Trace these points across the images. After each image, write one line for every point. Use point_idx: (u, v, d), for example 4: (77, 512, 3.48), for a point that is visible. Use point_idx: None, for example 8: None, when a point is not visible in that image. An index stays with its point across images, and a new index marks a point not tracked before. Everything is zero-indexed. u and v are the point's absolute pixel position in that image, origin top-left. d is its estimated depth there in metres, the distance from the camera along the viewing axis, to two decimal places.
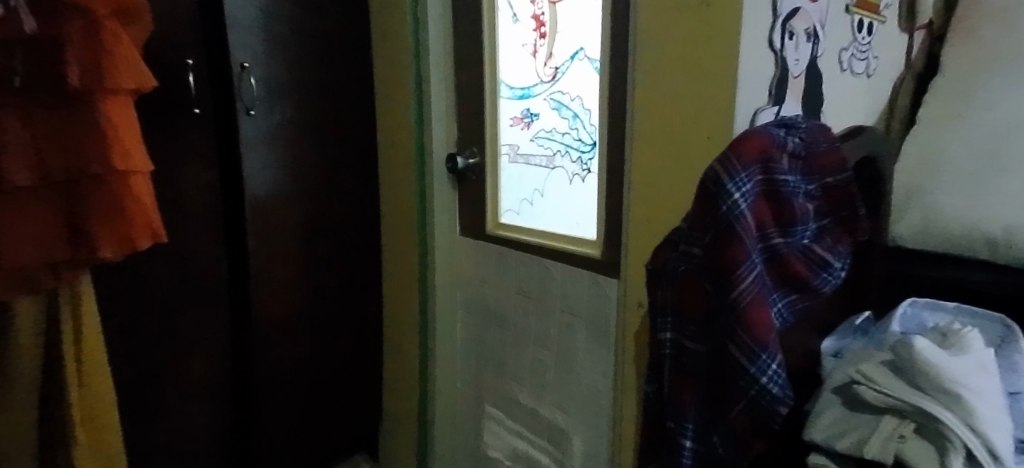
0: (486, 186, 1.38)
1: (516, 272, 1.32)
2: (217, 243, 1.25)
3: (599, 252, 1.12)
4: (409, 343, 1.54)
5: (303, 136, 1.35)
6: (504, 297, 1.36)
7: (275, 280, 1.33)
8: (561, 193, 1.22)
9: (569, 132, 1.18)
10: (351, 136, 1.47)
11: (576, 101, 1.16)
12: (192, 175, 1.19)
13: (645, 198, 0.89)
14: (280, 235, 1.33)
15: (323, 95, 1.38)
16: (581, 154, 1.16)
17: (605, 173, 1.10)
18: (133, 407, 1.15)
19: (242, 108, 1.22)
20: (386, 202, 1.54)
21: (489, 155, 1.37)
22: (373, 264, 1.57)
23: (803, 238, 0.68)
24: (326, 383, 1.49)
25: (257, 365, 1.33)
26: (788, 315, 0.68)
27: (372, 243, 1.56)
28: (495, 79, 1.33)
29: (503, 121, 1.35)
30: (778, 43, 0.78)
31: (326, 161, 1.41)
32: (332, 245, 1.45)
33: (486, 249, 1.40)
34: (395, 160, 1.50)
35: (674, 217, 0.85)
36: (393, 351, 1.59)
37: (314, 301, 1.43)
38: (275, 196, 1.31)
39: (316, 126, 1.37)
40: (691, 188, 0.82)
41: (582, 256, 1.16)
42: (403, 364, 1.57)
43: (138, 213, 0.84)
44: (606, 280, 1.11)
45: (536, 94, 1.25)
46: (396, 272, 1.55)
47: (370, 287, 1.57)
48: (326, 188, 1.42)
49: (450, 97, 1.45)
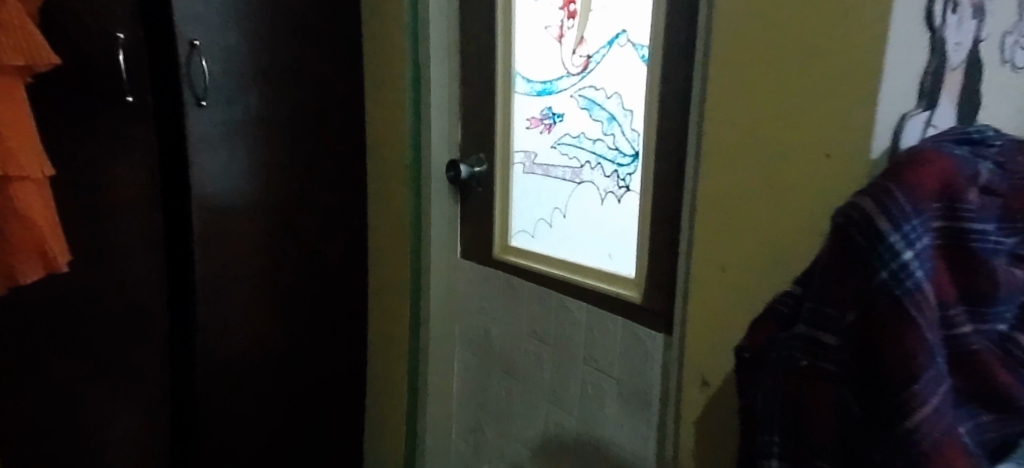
0: (495, 202, 1.15)
1: (528, 308, 1.08)
2: (157, 259, 1.05)
3: (641, 296, 0.86)
4: (398, 383, 1.30)
5: (273, 134, 1.11)
6: (514, 337, 1.12)
7: (231, 306, 1.11)
8: (589, 217, 0.97)
9: (601, 140, 0.93)
10: (334, 135, 1.22)
11: (614, 99, 0.90)
12: (125, 176, 1.00)
13: (717, 241, 0.63)
14: (237, 253, 1.10)
15: (296, 84, 1.14)
16: (618, 167, 0.91)
17: (646, 193, 0.84)
18: (30, 444, 0.97)
19: (191, 97, 1.00)
20: (378, 215, 1.30)
21: (499, 164, 1.13)
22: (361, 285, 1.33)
23: (1002, 323, 0.42)
24: (293, 425, 1.26)
25: (203, 407, 1.11)
26: (982, 449, 0.42)
27: (359, 261, 1.32)
28: (509, 70, 1.09)
29: (518, 121, 1.10)
30: (938, 17, 0.52)
31: (301, 164, 1.17)
32: (306, 264, 1.22)
33: (495, 278, 1.17)
34: (386, 166, 1.26)
35: (775, 277, 0.57)
36: (378, 388, 1.36)
37: (282, 329, 1.20)
38: (234, 207, 1.08)
39: (288, 122, 1.13)
40: (812, 240, 0.54)
41: (616, 298, 0.90)
42: (389, 404, 1.33)
43: (25, 231, 0.72)
44: (647, 334, 0.85)
45: (561, 89, 1.00)
46: (384, 297, 1.31)
47: (354, 312, 1.33)
48: (300, 196, 1.18)
49: (454, 91, 1.20)
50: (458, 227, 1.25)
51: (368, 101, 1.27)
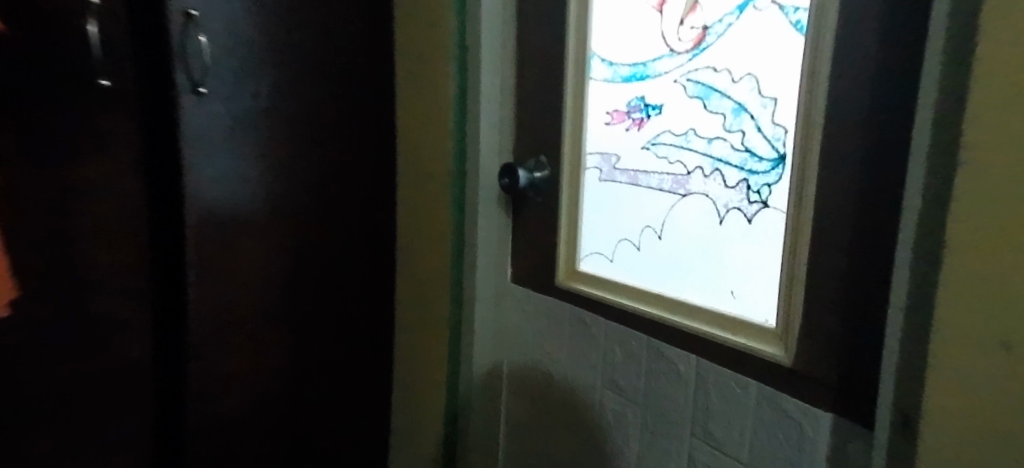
0: (562, 218, 0.92)
1: (608, 356, 0.85)
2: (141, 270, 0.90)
3: (793, 359, 0.62)
4: (430, 417, 1.13)
5: (283, 128, 0.96)
6: (588, 392, 0.89)
7: (239, 327, 0.96)
8: (699, 242, 0.74)
9: (724, 139, 0.70)
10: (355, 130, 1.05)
11: (745, 82, 0.67)
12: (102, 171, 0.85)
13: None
14: (243, 268, 0.95)
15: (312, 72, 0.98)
16: (749, 175, 0.67)
17: (795, 210, 0.62)
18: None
19: (188, 83, 0.85)
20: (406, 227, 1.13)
21: (566, 171, 0.90)
22: (379, 304, 1.16)
23: None
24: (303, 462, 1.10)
25: (194, 444, 0.95)
26: None
27: (381, 278, 1.15)
28: (584, 51, 0.86)
29: (595, 115, 0.87)
30: None
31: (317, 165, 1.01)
32: (320, 281, 1.05)
33: (556, 315, 0.94)
34: (425, 169, 1.07)
35: None
36: (407, 422, 1.18)
37: (294, 355, 1.05)
38: (242, 215, 0.94)
39: (300, 116, 0.98)
40: None
41: (751, 356, 0.66)
42: (421, 442, 1.16)
43: None
44: (808, 417, 0.61)
45: (661, 72, 0.77)
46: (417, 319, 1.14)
47: (375, 336, 1.16)
48: (309, 203, 1.01)
49: (510, 79, 0.99)
50: (508, 244, 1.03)
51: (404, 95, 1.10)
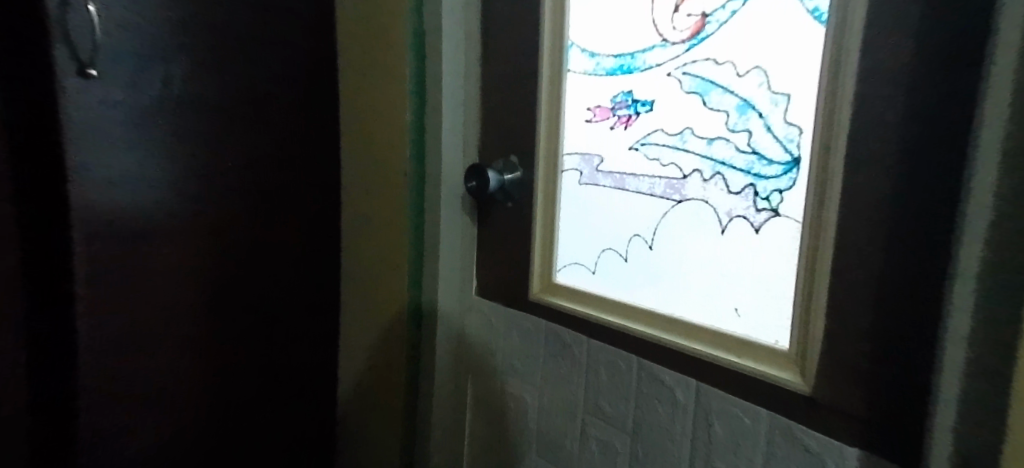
0: (536, 225, 0.83)
1: (590, 379, 0.77)
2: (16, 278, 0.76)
3: (813, 389, 0.55)
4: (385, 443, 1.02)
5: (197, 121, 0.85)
6: (566, 418, 0.81)
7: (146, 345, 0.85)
8: (697, 254, 0.66)
9: (728, 140, 0.63)
10: (280, 130, 0.95)
11: (752, 77, 0.60)
12: None
13: None
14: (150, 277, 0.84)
15: (236, 66, 0.88)
16: (756, 180, 0.61)
17: (814, 220, 0.55)
18: None
19: (74, 63, 0.73)
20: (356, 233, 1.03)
21: (541, 173, 0.81)
22: (321, 319, 1.06)
23: None
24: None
25: None
26: None
27: (322, 289, 1.05)
28: (561, 40, 0.77)
29: (574, 112, 0.78)
30: None
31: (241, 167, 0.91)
32: (243, 296, 0.95)
33: (528, 332, 0.85)
34: (383, 169, 0.97)
35: None
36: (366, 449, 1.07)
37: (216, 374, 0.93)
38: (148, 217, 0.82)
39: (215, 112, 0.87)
40: None
41: (764, 383, 0.59)
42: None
43: None
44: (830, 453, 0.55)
45: (652, 65, 0.69)
46: (371, 334, 1.04)
47: (316, 353, 1.06)
48: (228, 209, 0.91)
49: (477, 71, 0.89)
50: (473, 253, 0.94)
51: (353, 92, 1.00)
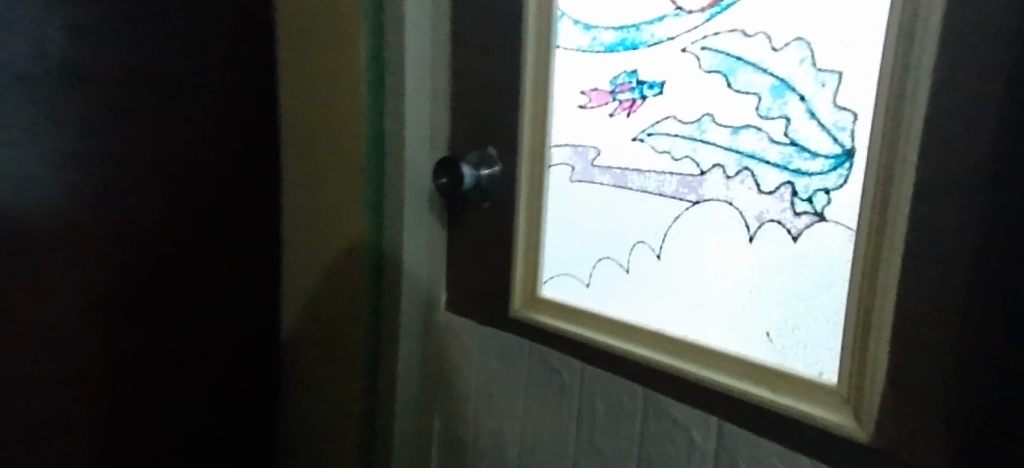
0: (518, 228, 0.70)
1: (582, 411, 0.65)
2: None
3: (869, 434, 0.45)
4: None
5: (89, 112, 0.78)
6: (554, 455, 0.69)
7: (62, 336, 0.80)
8: (717, 266, 0.55)
9: (759, 129, 0.52)
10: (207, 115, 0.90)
11: (791, 51, 0.50)
12: None
13: None
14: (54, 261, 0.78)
15: (138, 48, 0.82)
16: (794, 177, 0.50)
17: (875, 226, 0.44)
18: None
19: None
20: (325, 233, 0.91)
21: (525, 168, 0.69)
22: (254, 315, 1.00)
23: None
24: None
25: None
26: None
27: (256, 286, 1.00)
28: (552, 12, 0.65)
29: (565, 96, 0.67)
30: None
31: (148, 168, 0.85)
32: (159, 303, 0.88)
33: (507, 354, 0.73)
34: (344, 159, 0.85)
35: None
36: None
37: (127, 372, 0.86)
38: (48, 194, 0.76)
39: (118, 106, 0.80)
40: None
41: (803, 426, 0.49)
42: None
43: None
44: None
45: (663, 39, 0.58)
46: (332, 341, 0.92)
47: (246, 352, 1.01)
48: (145, 193, 0.85)
49: (447, 49, 0.77)
50: (444, 260, 0.81)
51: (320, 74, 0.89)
